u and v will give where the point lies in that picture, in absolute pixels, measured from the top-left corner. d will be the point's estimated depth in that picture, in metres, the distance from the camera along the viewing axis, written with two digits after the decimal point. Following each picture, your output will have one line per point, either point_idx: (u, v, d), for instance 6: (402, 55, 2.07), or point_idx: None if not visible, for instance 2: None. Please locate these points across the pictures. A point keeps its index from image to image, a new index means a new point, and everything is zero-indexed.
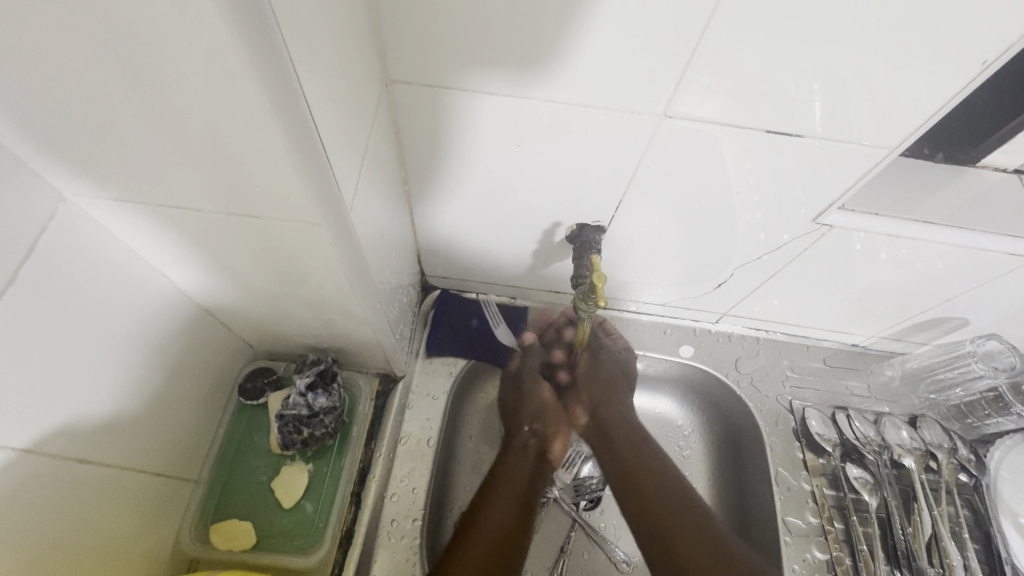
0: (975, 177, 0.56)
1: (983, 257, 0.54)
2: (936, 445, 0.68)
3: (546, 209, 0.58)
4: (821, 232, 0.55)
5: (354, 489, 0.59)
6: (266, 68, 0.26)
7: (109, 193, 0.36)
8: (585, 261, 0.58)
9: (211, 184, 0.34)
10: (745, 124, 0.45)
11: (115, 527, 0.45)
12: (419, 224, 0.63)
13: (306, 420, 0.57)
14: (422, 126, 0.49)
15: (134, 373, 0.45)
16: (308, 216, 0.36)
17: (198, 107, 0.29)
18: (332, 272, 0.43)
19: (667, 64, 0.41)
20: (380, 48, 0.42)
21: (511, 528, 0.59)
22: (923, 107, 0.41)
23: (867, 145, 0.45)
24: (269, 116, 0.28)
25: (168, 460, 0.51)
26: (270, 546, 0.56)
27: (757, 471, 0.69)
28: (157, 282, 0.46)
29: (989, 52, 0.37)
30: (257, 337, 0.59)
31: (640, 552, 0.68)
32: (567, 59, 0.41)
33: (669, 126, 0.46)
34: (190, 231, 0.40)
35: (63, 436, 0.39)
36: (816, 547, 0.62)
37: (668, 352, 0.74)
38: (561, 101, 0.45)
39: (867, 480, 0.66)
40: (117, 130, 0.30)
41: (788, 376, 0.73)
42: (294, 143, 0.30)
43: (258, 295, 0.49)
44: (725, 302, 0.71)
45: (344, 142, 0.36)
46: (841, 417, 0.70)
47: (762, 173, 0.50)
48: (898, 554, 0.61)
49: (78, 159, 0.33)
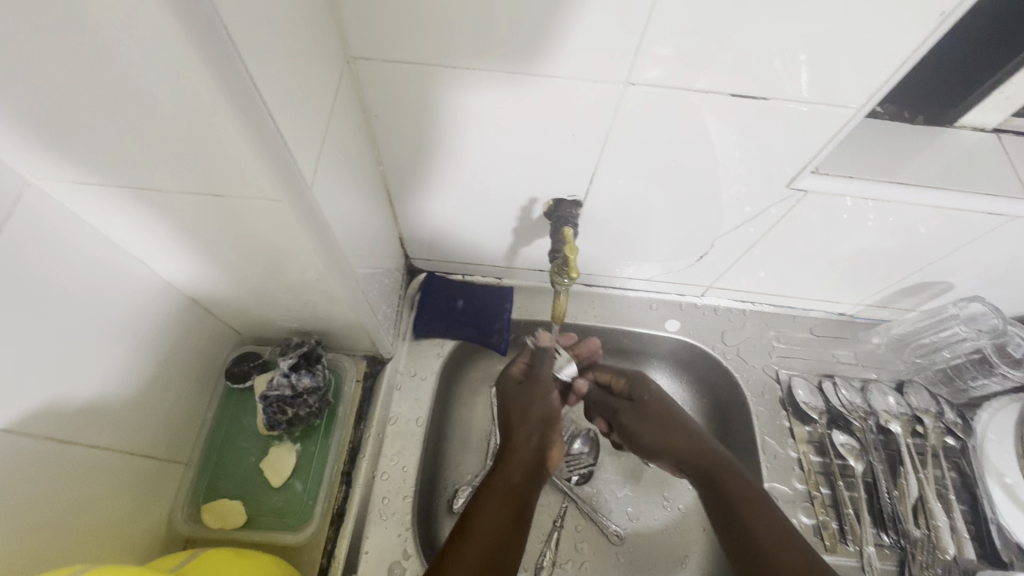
0: (955, 138, 0.55)
1: (964, 218, 0.54)
2: (922, 410, 0.68)
3: (524, 187, 0.58)
4: (797, 198, 0.55)
5: (344, 468, 0.61)
6: (210, 49, 0.27)
7: (74, 177, 0.36)
8: (560, 235, 0.58)
9: (175, 165, 0.35)
10: (712, 89, 0.45)
11: (110, 509, 0.47)
12: (399, 206, 0.63)
13: (291, 400, 0.58)
14: (390, 104, 0.49)
15: (119, 359, 0.46)
16: (271, 193, 0.36)
17: (148, 88, 0.29)
18: (303, 253, 0.43)
19: (629, 31, 0.40)
20: (340, 26, 0.42)
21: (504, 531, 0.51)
22: (889, 62, 0.41)
23: (836, 105, 0.45)
24: (217, 92, 0.28)
25: (158, 443, 0.53)
26: (260, 524, 0.57)
27: (743, 440, 0.69)
28: (135, 268, 0.46)
29: (947, 4, 0.36)
30: (242, 322, 0.60)
31: (631, 523, 0.69)
32: (529, 29, 0.41)
33: (635, 95, 0.46)
34: (159, 214, 0.40)
35: (48, 417, 0.40)
36: (802, 512, 0.63)
37: (655, 327, 0.75)
38: (528, 73, 0.45)
39: (853, 446, 0.66)
40: (73, 113, 0.31)
41: (774, 347, 0.73)
42: (246, 120, 0.30)
43: (237, 280, 0.50)
44: (709, 274, 0.71)
45: (302, 119, 0.36)
46: (828, 385, 0.70)
47: (737, 142, 0.50)
48: (884, 517, 0.62)
49: (38, 142, 0.33)
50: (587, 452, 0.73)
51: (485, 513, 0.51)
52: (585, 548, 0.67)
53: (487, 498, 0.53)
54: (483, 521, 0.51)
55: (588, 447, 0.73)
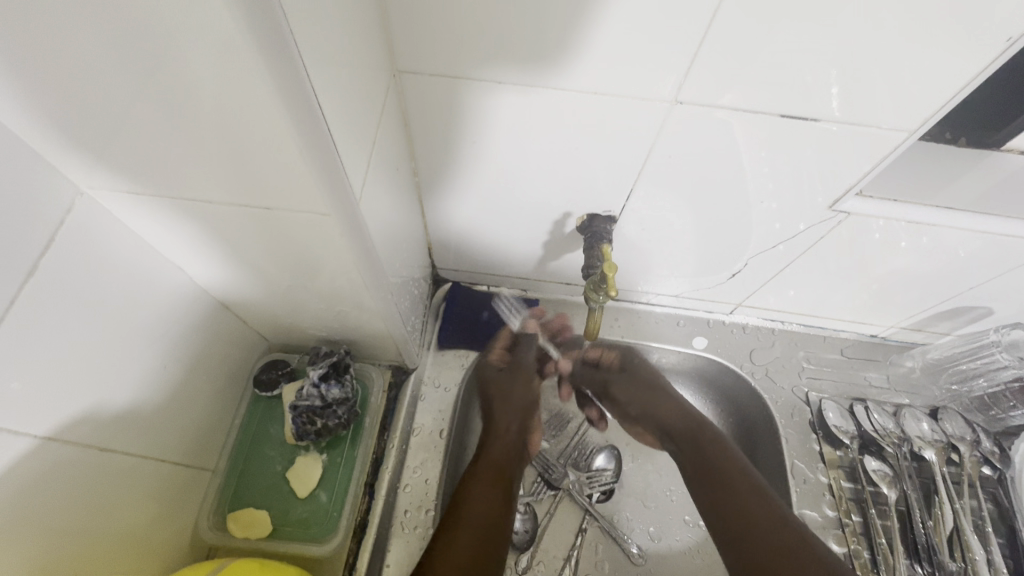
0: (1001, 162, 0.54)
1: (1008, 244, 0.52)
2: (958, 437, 0.66)
3: (556, 201, 0.58)
4: (837, 219, 0.54)
5: (367, 480, 0.60)
6: (275, 61, 0.26)
7: (123, 186, 0.36)
8: (596, 251, 0.58)
9: (226, 178, 0.35)
10: (759, 109, 0.44)
11: (139, 517, 0.47)
12: (429, 215, 0.63)
13: (320, 411, 0.58)
14: (430, 115, 0.49)
15: (153, 366, 0.46)
16: (319, 206, 0.36)
17: (207, 101, 0.29)
18: (340, 263, 0.43)
19: (680, 48, 0.40)
20: (388, 38, 0.42)
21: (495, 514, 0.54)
22: (946, 85, 0.40)
23: (886, 129, 0.44)
24: (279, 106, 0.28)
25: (187, 449, 0.53)
26: (284, 535, 0.57)
27: (772, 461, 0.68)
28: (173, 276, 0.46)
29: (1014, 30, 0.35)
30: (272, 330, 0.60)
31: (654, 544, 0.68)
32: (579, 45, 0.41)
33: (680, 113, 0.45)
34: (202, 223, 0.40)
35: (84, 425, 0.40)
36: (833, 540, 0.61)
37: (681, 344, 0.74)
38: (573, 88, 0.44)
39: (886, 473, 0.64)
40: (130, 123, 0.31)
41: (804, 367, 0.72)
42: (303, 133, 0.30)
43: (272, 288, 0.50)
44: (740, 292, 0.70)
45: (353, 133, 0.36)
46: (860, 409, 0.69)
47: (780, 163, 0.49)
48: (918, 548, 0.60)
49: (92, 151, 0.33)
50: (610, 470, 0.72)
51: (477, 496, 0.55)
52: (607, 568, 0.65)
53: (477, 481, 0.57)
54: (476, 502, 0.54)
55: (612, 464, 0.72)
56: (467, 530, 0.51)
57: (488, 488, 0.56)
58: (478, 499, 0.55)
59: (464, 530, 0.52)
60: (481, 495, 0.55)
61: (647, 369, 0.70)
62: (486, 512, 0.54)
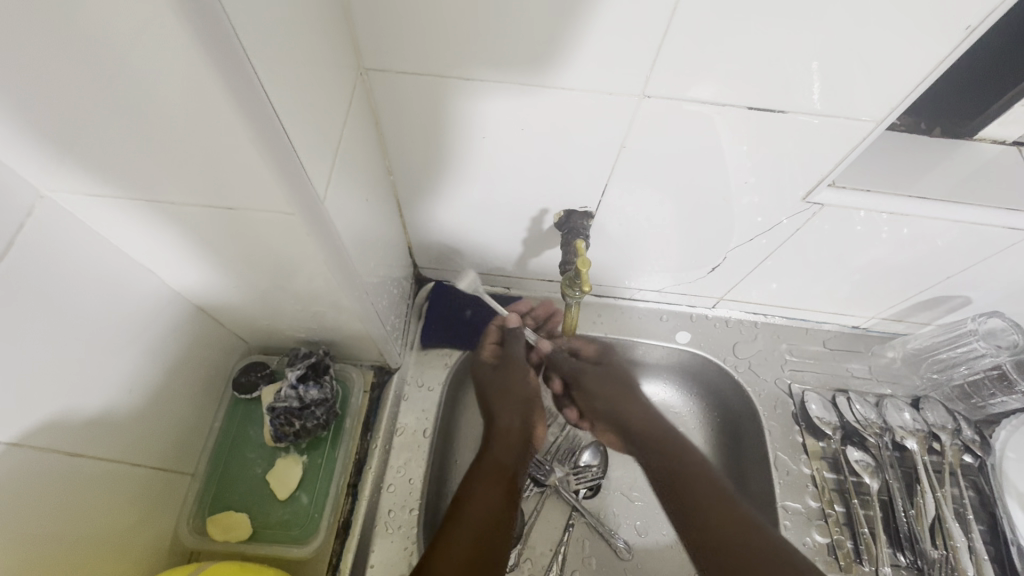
0: (974, 150, 0.54)
1: (982, 232, 0.53)
2: (939, 427, 0.67)
3: (535, 198, 0.58)
4: (812, 211, 0.54)
5: (350, 481, 0.60)
6: (221, 57, 0.26)
7: (85, 188, 0.36)
8: (571, 246, 0.57)
9: (189, 180, 0.35)
10: (728, 102, 0.44)
11: (117, 521, 0.47)
12: (407, 215, 0.63)
13: (299, 412, 0.57)
14: (402, 114, 0.49)
15: (126, 370, 0.46)
16: (283, 206, 0.36)
17: (161, 102, 0.29)
18: (312, 263, 0.43)
19: (646, 42, 0.40)
20: (353, 35, 0.42)
21: (498, 513, 0.56)
22: (910, 75, 0.40)
23: (855, 119, 0.44)
24: (231, 104, 0.28)
25: (165, 452, 0.53)
26: (265, 537, 0.57)
27: (756, 454, 0.68)
28: (144, 279, 0.46)
29: (973, 17, 0.36)
30: (251, 331, 0.60)
31: (640, 538, 0.68)
32: (545, 40, 0.41)
33: (650, 107, 0.45)
34: (168, 225, 0.40)
35: (52, 431, 0.39)
36: (817, 530, 0.61)
37: (664, 339, 0.74)
38: (541, 85, 0.45)
39: (869, 463, 0.65)
40: (86, 126, 0.31)
41: (787, 360, 0.72)
42: (258, 131, 0.30)
43: (247, 290, 0.50)
44: (721, 286, 0.70)
45: (315, 131, 0.36)
46: (842, 400, 0.69)
47: (753, 155, 0.49)
48: (900, 536, 0.60)
49: (49, 154, 0.33)
50: (596, 466, 0.71)
51: (477, 495, 0.56)
52: (593, 562, 0.66)
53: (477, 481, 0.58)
54: (476, 503, 0.55)
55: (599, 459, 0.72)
56: (465, 527, 0.53)
57: (490, 486, 0.58)
58: (479, 501, 0.56)
59: (461, 529, 0.52)
60: (482, 498, 0.56)
61: (623, 370, 0.72)
62: (486, 513, 0.55)
